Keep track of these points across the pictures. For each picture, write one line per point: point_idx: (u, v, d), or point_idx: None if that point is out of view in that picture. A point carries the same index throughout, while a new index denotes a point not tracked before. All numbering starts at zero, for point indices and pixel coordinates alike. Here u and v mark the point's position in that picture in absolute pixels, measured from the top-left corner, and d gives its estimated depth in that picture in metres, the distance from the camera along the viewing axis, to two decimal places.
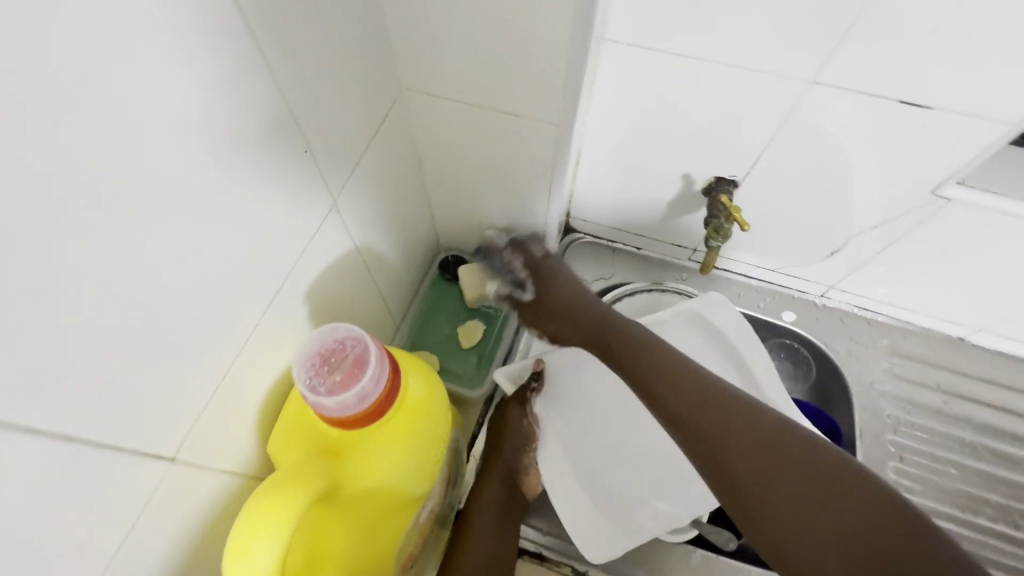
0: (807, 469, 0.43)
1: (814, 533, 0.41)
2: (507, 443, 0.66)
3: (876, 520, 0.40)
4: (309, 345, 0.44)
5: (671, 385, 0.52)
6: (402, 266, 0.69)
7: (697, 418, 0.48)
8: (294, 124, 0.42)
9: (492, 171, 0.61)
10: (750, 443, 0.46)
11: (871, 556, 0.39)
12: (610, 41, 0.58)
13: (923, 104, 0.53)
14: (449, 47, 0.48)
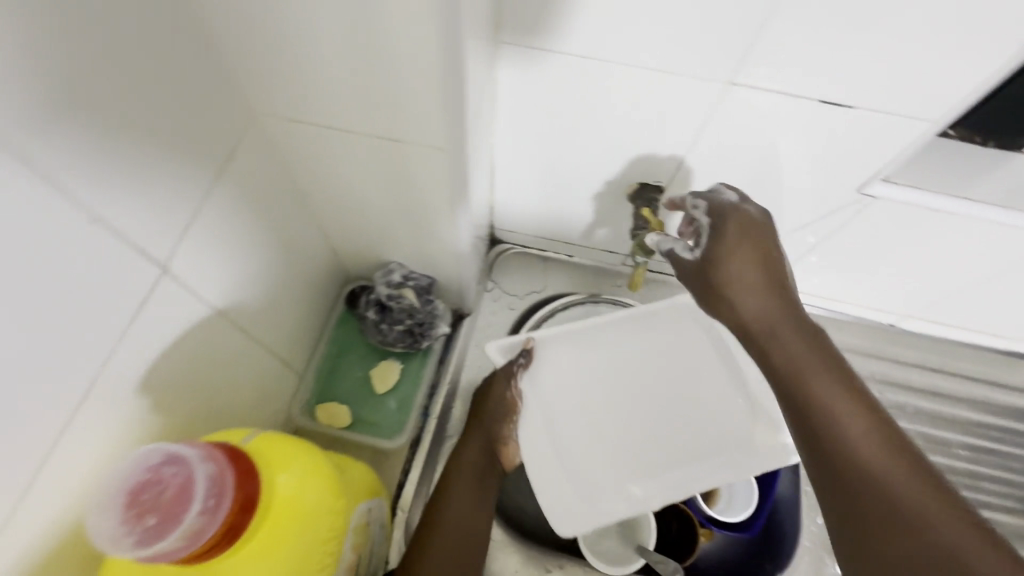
0: (893, 456, 0.39)
1: (871, 484, 0.39)
2: (486, 412, 0.65)
3: (934, 482, 0.38)
4: (113, 479, 0.34)
5: (793, 333, 0.47)
6: (298, 311, 0.60)
7: (789, 357, 0.46)
8: (105, 195, 0.32)
9: (385, 198, 0.52)
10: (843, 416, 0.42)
11: (920, 511, 0.36)
12: (507, 45, 0.51)
13: (844, 105, 0.49)
14: (300, 66, 0.38)
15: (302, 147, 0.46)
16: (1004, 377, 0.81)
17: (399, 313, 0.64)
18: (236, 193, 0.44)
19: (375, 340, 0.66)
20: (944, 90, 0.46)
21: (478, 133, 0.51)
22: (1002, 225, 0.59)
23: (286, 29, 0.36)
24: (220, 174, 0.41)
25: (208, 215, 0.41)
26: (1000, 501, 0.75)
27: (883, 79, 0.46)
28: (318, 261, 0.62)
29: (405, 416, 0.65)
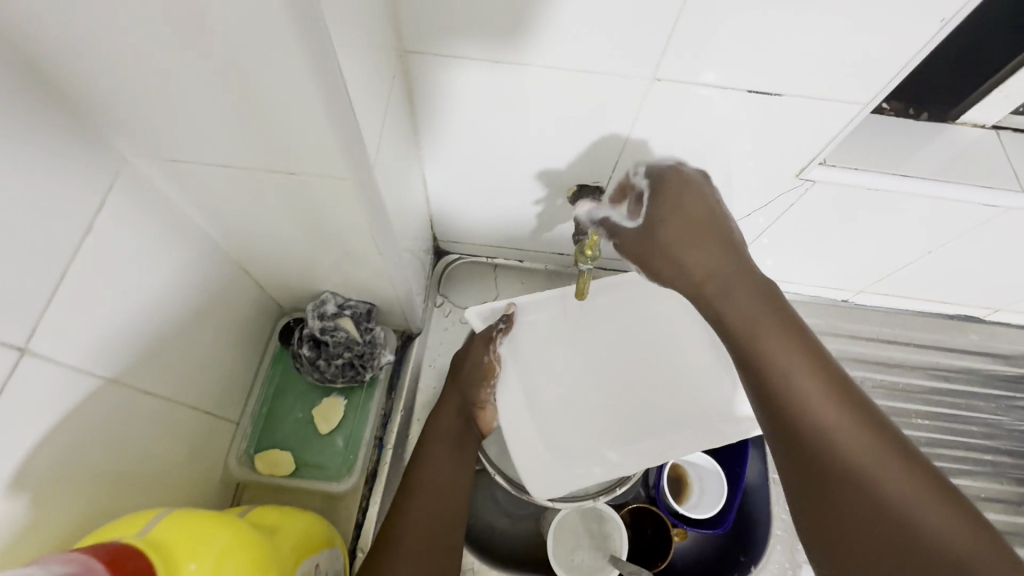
0: (856, 416, 0.36)
1: (825, 443, 0.36)
2: (463, 376, 0.65)
3: (892, 441, 0.35)
4: None
5: (743, 286, 0.43)
6: (224, 356, 0.56)
7: (738, 309, 0.42)
8: None
9: (301, 229, 0.48)
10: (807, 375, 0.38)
11: (872, 467, 0.34)
12: (415, 54, 0.48)
13: (770, 93, 0.48)
14: (167, 105, 0.34)
15: (192, 184, 0.42)
16: (955, 342, 0.83)
17: (336, 346, 0.60)
18: (114, 245, 0.39)
19: (312, 378, 0.62)
20: (869, 73, 0.45)
21: (390, 152, 0.47)
22: (937, 198, 0.58)
23: (133, 65, 0.32)
24: (88, 229, 0.37)
25: (78, 276, 0.36)
26: (960, 466, 0.77)
27: (808, 65, 0.45)
28: (242, 299, 0.57)
29: (354, 453, 0.61)
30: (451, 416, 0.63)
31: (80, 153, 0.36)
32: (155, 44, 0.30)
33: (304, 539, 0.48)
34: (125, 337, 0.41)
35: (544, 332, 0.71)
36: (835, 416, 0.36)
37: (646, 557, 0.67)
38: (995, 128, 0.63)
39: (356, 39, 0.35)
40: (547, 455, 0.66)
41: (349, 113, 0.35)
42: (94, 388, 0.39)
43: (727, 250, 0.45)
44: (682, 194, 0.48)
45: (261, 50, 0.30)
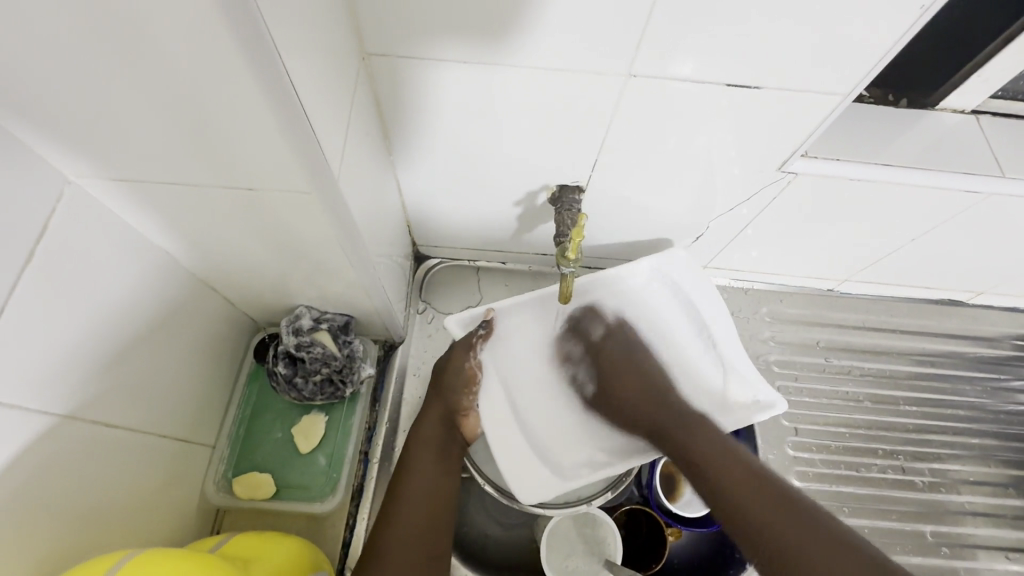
0: (756, 476, 0.53)
1: (753, 527, 0.50)
2: (444, 383, 0.64)
3: (792, 509, 0.49)
4: None
5: (704, 437, 0.59)
6: (196, 378, 0.54)
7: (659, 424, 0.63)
8: None
9: (267, 245, 0.46)
10: (725, 455, 0.56)
11: (798, 546, 0.47)
12: (379, 57, 0.46)
13: (749, 86, 0.46)
14: (109, 123, 0.32)
15: (147, 203, 0.40)
16: (940, 327, 0.83)
17: (313, 362, 0.58)
18: (59, 273, 0.37)
19: (290, 396, 0.60)
20: (847, 64, 0.44)
21: (356, 161, 0.45)
22: (919, 185, 0.58)
23: (66, 82, 0.29)
24: (29, 258, 0.35)
25: (19, 308, 0.34)
26: (950, 451, 0.77)
27: (785, 57, 0.43)
28: (212, 318, 0.55)
29: (336, 471, 0.59)
30: (432, 425, 0.62)
31: (16, 178, 0.34)
32: (84, 58, 0.28)
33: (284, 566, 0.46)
34: (78, 369, 0.39)
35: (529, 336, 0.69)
36: (756, 499, 0.51)
37: (640, 559, 0.66)
38: (974, 112, 0.62)
39: (307, 46, 0.33)
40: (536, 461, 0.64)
41: (300, 121, 0.33)
42: (47, 425, 0.37)
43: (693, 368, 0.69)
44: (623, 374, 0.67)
45: (200, 60, 0.28)
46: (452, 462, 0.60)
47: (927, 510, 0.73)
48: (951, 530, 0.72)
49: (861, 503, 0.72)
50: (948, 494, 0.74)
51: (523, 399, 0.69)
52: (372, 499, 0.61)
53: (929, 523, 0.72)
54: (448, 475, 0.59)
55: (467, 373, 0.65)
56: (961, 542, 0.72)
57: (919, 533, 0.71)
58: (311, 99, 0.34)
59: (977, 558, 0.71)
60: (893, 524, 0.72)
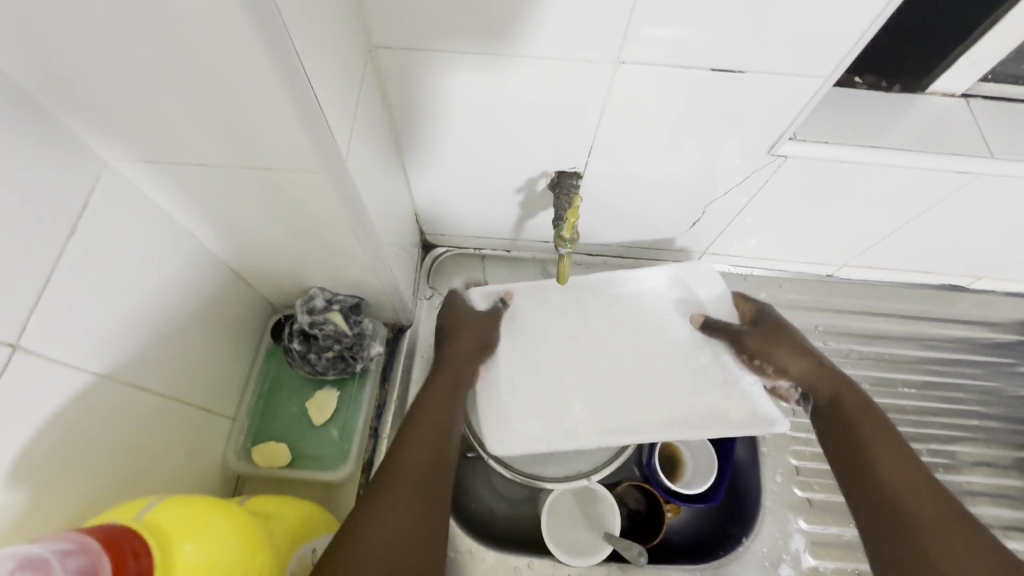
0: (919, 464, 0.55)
1: (890, 499, 0.53)
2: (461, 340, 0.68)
3: (940, 495, 0.52)
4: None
5: (875, 421, 0.59)
6: (217, 354, 0.58)
7: (823, 388, 0.64)
8: None
9: (282, 226, 0.50)
10: (888, 440, 0.57)
11: (925, 526, 0.50)
12: (384, 50, 0.49)
13: (736, 70, 0.49)
14: (140, 106, 0.36)
15: (172, 183, 0.44)
16: (941, 312, 0.84)
17: (326, 339, 0.62)
18: (96, 247, 0.41)
19: (305, 372, 0.63)
20: (828, 45, 0.46)
21: (365, 148, 0.49)
22: (910, 167, 0.59)
23: (105, 70, 0.33)
24: (72, 232, 0.38)
25: (63, 277, 0.38)
26: (948, 433, 0.78)
27: (767, 41, 0.46)
28: (232, 297, 0.59)
29: (348, 443, 0.63)
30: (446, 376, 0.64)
31: (61, 159, 0.37)
32: (119, 45, 0.31)
33: (300, 526, 0.49)
34: (115, 336, 0.43)
35: (528, 321, 0.73)
36: (916, 478, 0.53)
37: (641, 533, 0.68)
38: (964, 96, 0.63)
39: (319, 37, 0.37)
40: (537, 438, 0.67)
41: (311, 105, 0.36)
42: (86, 385, 0.40)
43: (814, 356, 0.66)
44: (791, 351, 0.66)
45: (222, 47, 0.31)
46: (456, 409, 0.61)
47: None
48: None
49: None
50: (945, 474, 0.76)
51: (526, 378, 0.72)
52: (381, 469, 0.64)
53: None
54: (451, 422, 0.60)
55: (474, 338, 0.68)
56: None
57: None
58: (323, 84, 0.38)
59: None
60: None
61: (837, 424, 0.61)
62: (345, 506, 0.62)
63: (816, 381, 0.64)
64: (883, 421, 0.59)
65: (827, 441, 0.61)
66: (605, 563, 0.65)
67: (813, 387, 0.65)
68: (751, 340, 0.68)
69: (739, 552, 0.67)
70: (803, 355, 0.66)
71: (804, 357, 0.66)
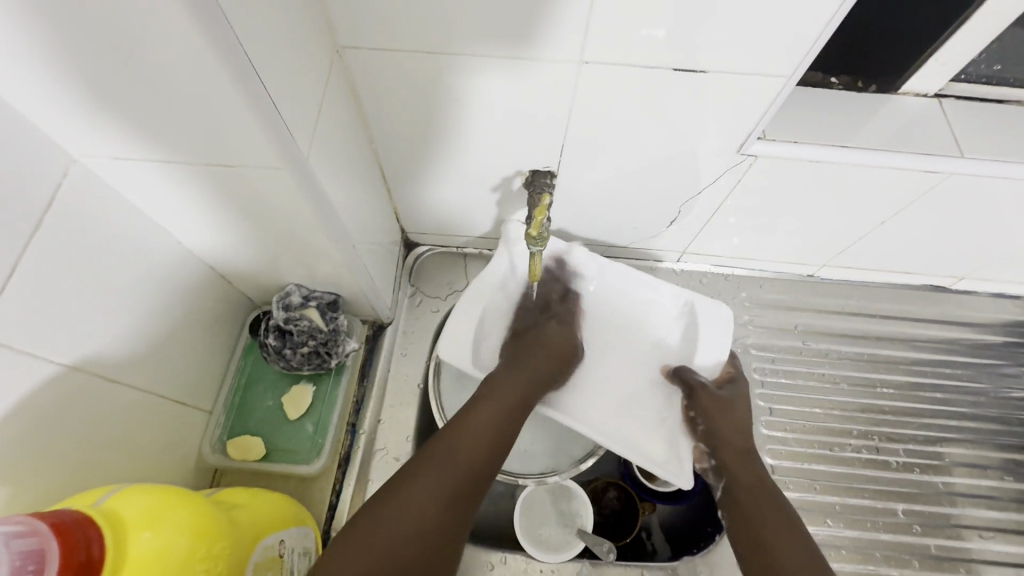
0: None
1: None
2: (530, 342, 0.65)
3: None
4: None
5: (782, 517, 0.55)
6: (193, 348, 0.59)
7: (743, 470, 0.59)
8: None
9: (252, 223, 0.51)
10: (792, 540, 0.53)
11: None
12: (352, 50, 0.50)
13: (696, 69, 0.49)
14: (101, 105, 0.37)
15: (140, 180, 0.45)
16: (923, 312, 0.84)
17: (300, 334, 0.63)
18: (64, 241, 0.42)
19: (279, 366, 0.64)
20: (786, 44, 0.47)
21: (333, 146, 0.50)
22: (880, 166, 0.59)
23: (64, 69, 0.34)
24: (38, 225, 0.40)
25: (29, 268, 0.39)
26: (927, 433, 0.78)
27: (725, 42, 0.47)
28: (208, 293, 0.60)
29: (322, 437, 0.64)
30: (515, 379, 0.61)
31: (28, 155, 0.39)
32: (75, 46, 0.32)
33: (268, 517, 0.50)
34: (83, 328, 0.44)
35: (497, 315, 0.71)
36: None
37: (615, 530, 0.69)
38: (937, 96, 0.64)
39: (276, 38, 0.38)
40: None
41: (266, 104, 0.37)
42: (53, 374, 0.42)
43: (747, 441, 0.62)
44: (723, 423, 0.62)
45: (169, 44, 0.32)
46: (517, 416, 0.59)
47: (902, 489, 0.74)
48: (927, 509, 0.74)
49: (832, 480, 0.74)
50: (924, 475, 0.76)
51: None
52: (355, 464, 0.65)
53: (903, 502, 0.74)
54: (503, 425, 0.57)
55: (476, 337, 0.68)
56: (935, 521, 0.73)
57: (893, 511, 0.73)
58: (279, 82, 0.39)
59: (953, 536, 0.72)
60: (866, 502, 0.73)
61: (737, 494, 0.58)
62: (319, 499, 0.63)
63: (743, 461, 0.60)
64: (794, 521, 0.54)
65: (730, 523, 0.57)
66: (578, 558, 0.65)
67: (734, 464, 0.60)
68: (702, 398, 0.64)
69: (712, 549, 0.67)
70: (733, 431, 0.62)
71: (740, 437, 0.62)
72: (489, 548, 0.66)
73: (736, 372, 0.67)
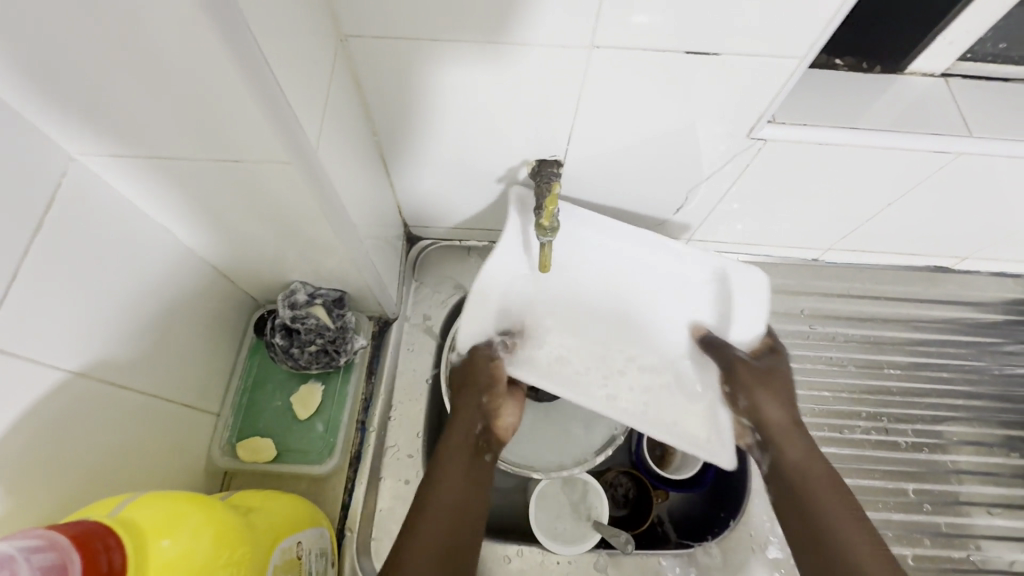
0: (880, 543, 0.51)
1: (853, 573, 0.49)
2: (468, 384, 0.63)
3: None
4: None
5: (831, 487, 0.55)
6: (198, 350, 0.58)
7: (788, 445, 0.58)
8: None
9: (260, 221, 0.49)
10: (849, 510, 0.53)
11: None
12: (354, 38, 0.48)
13: (709, 53, 0.49)
14: (96, 99, 0.35)
15: (139, 178, 0.43)
16: (926, 293, 0.84)
17: (308, 333, 0.62)
18: (65, 240, 0.40)
19: (287, 365, 0.63)
20: (799, 24, 0.46)
21: (339, 138, 0.48)
22: (889, 148, 0.59)
23: (62, 62, 0.33)
24: (37, 228, 0.38)
25: (30, 271, 0.38)
26: (934, 413, 0.79)
27: (738, 23, 0.46)
28: (211, 293, 0.59)
29: (334, 436, 0.63)
30: (458, 439, 0.59)
31: (25, 154, 0.37)
32: (73, 39, 0.31)
33: (284, 520, 0.50)
34: (87, 333, 0.43)
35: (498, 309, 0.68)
36: (875, 559, 0.49)
37: (630, 519, 0.69)
38: (943, 75, 0.63)
39: (282, 23, 0.36)
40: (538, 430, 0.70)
41: (274, 95, 0.36)
42: (59, 382, 0.40)
43: (792, 413, 0.60)
44: (767, 395, 0.61)
45: (169, 30, 0.30)
46: (465, 438, 0.59)
47: (911, 469, 0.75)
48: (935, 488, 0.74)
49: (841, 462, 0.75)
50: (931, 454, 0.76)
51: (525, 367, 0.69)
52: (368, 462, 0.64)
53: (913, 482, 0.75)
54: (463, 488, 0.56)
55: (482, 378, 0.63)
56: (944, 499, 0.74)
57: (902, 490, 0.74)
58: (287, 74, 0.37)
59: (961, 514, 0.73)
60: (876, 483, 0.74)
61: (789, 472, 0.57)
62: (333, 499, 0.62)
63: (791, 435, 0.59)
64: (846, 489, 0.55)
65: (779, 498, 0.57)
66: (594, 549, 0.65)
67: (782, 442, 0.58)
68: (742, 372, 0.63)
69: (727, 535, 0.67)
70: (778, 405, 0.60)
71: (786, 410, 0.60)
72: (505, 541, 0.66)
73: (776, 342, 0.66)
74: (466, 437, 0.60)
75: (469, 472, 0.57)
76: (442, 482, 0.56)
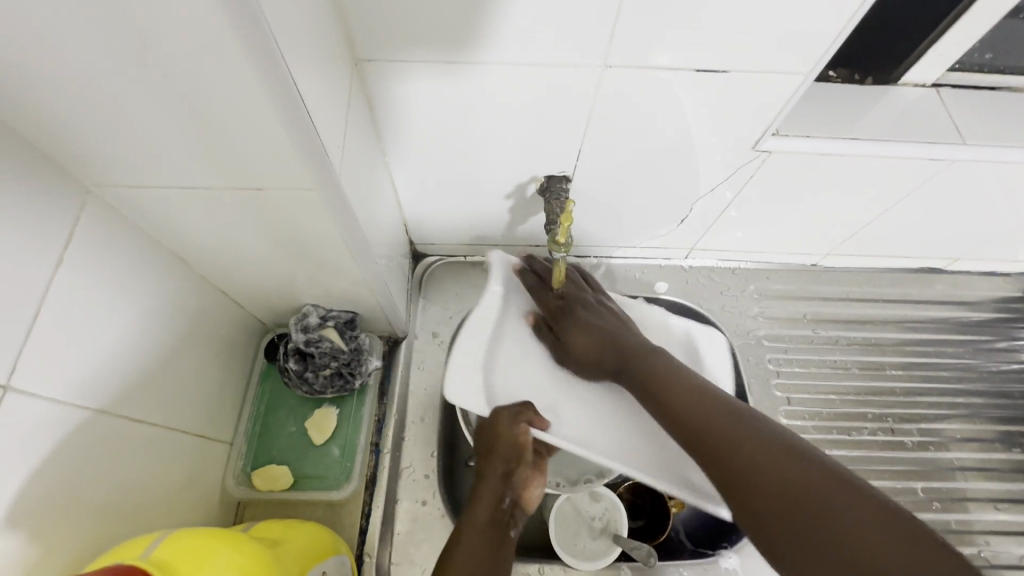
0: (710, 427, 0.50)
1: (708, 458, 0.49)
2: (494, 450, 0.59)
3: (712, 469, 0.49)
4: None
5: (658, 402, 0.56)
6: (210, 378, 0.57)
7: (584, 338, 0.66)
8: None
9: (276, 247, 0.49)
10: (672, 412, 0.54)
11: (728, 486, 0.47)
12: (369, 62, 0.49)
13: (716, 70, 0.50)
14: (120, 132, 0.35)
15: (156, 209, 0.43)
16: (922, 295, 0.86)
17: (322, 357, 0.61)
18: (83, 274, 0.40)
19: (301, 391, 0.63)
20: (805, 40, 0.47)
21: (355, 161, 0.48)
22: (888, 157, 0.61)
23: (89, 97, 0.32)
24: (58, 263, 0.38)
25: (51, 306, 0.37)
26: (936, 412, 0.80)
27: (743, 41, 0.47)
28: (223, 319, 0.58)
29: (350, 461, 0.62)
30: (487, 512, 0.56)
31: (46, 189, 0.37)
32: (104, 74, 0.31)
33: (306, 551, 0.48)
34: (103, 367, 0.42)
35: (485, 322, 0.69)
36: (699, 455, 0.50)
37: (648, 531, 0.69)
38: (933, 86, 0.66)
39: (306, 50, 0.36)
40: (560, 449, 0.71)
41: (301, 120, 0.35)
42: (77, 419, 0.39)
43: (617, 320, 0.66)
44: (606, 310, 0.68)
45: (205, 61, 0.30)
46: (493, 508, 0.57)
47: (918, 467, 0.77)
48: (941, 486, 0.76)
49: (851, 464, 0.76)
50: (937, 452, 0.78)
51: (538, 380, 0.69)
52: (385, 486, 0.63)
53: (921, 480, 0.76)
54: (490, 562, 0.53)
55: (514, 443, 0.59)
56: (951, 495, 0.75)
57: (911, 489, 0.75)
58: (312, 102, 0.37)
59: (968, 510, 0.75)
60: (885, 483, 0.75)
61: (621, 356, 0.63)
62: (352, 525, 0.61)
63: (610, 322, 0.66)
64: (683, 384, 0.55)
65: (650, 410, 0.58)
66: (614, 564, 0.66)
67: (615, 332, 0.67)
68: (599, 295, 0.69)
69: (744, 543, 0.68)
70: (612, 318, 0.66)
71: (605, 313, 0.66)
72: (525, 559, 0.66)
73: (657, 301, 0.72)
74: (495, 509, 0.57)
75: (495, 546, 0.55)
76: (466, 552, 0.53)
